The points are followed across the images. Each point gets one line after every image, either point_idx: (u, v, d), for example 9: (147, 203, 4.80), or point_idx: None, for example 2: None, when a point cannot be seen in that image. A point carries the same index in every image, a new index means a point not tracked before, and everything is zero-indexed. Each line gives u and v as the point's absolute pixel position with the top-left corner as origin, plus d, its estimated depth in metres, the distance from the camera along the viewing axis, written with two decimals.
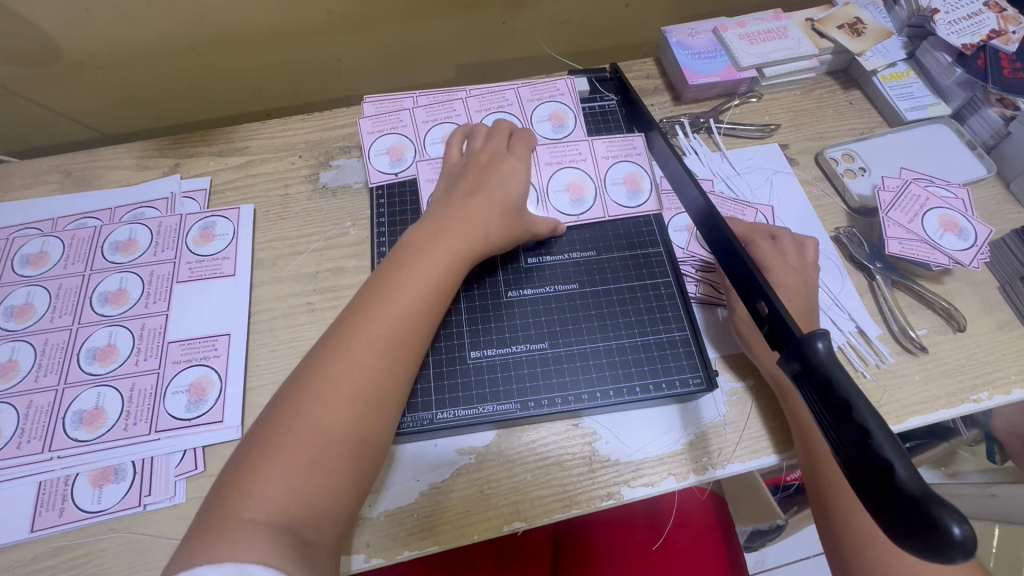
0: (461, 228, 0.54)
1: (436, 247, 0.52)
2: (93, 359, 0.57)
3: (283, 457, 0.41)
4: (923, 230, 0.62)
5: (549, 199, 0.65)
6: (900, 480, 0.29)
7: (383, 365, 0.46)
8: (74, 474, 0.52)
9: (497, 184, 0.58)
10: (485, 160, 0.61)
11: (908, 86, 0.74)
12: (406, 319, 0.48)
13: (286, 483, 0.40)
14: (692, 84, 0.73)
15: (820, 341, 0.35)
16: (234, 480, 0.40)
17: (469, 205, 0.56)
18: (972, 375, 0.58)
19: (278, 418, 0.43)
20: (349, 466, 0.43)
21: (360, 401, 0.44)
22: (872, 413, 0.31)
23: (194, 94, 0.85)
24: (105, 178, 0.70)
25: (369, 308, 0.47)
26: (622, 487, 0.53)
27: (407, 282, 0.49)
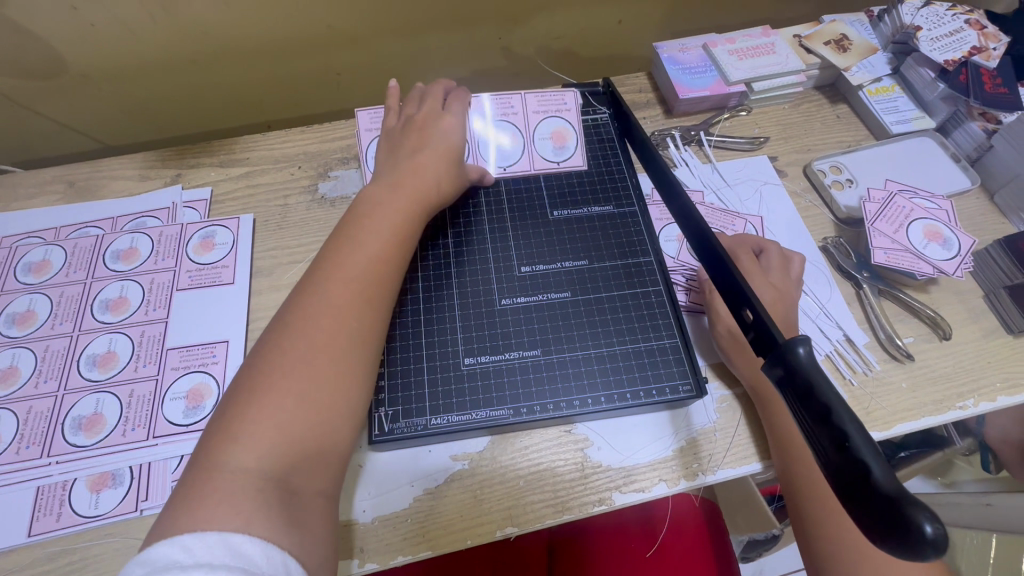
0: (417, 179, 0.57)
1: (395, 196, 0.55)
2: (93, 366, 0.58)
3: (266, 395, 0.41)
4: (907, 240, 0.63)
5: (480, 151, 0.69)
6: (875, 481, 0.29)
7: (353, 296, 0.47)
8: (72, 479, 0.53)
9: (440, 139, 0.61)
10: (422, 119, 0.62)
11: (894, 100, 0.76)
12: (370, 256, 0.50)
13: (276, 420, 0.41)
14: (683, 98, 0.75)
15: (801, 346, 0.36)
16: (222, 426, 0.40)
17: (418, 160, 0.58)
18: (959, 382, 0.59)
19: (259, 362, 0.43)
20: (335, 393, 0.43)
21: (336, 332, 0.45)
22: (850, 416, 0.32)
23: (196, 106, 0.86)
24: (108, 188, 0.71)
25: (333, 253, 0.50)
26: (614, 493, 0.53)
27: (369, 227, 0.52)
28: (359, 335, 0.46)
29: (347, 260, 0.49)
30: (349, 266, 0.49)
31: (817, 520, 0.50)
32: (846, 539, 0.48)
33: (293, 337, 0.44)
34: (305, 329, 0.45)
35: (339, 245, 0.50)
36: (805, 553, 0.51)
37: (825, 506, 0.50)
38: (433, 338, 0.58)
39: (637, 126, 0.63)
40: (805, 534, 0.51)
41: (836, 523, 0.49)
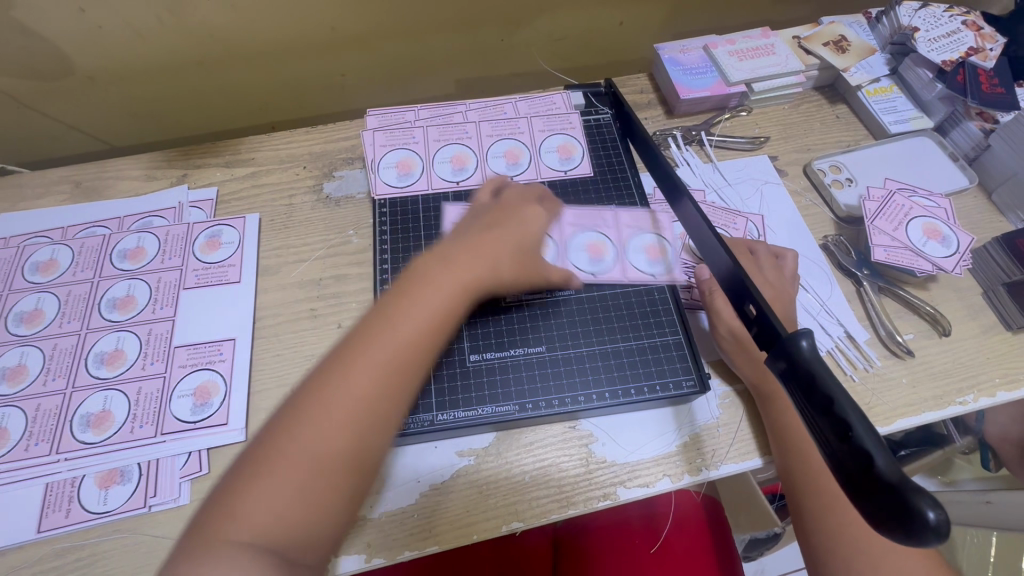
0: (477, 256, 0.51)
1: (448, 269, 0.49)
2: (101, 364, 0.59)
3: (270, 481, 0.39)
4: (907, 238, 0.64)
5: (569, 254, 0.64)
6: (878, 469, 0.30)
7: (384, 392, 0.42)
8: (81, 475, 0.53)
9: (517, 226, 0.56)
10: (506, 205, 0.58)
11: (893, 100, 0.77)
12: (413, 345, 0.44)
13: (274, 508, 0.38)
14: (684, 98, 0.75)
15: (805, 339, 0.36)
16: (224, 499, 0.38)
17: (485, 238, 0.53)
18: (958, 378, 0.59)
19: (272, 437, 0.40)
20: (339, 489, 0.40)
21: (354, 428, 0.41)
22: (853, 406, 0.32)
23: (201, 108, 0.87)
24: (114, 189, 0.72)
25: (373, 329, 0.44)
26: (618, 488, 0.54)
27: (417, 309, 0.46)
28: (377, 435, 0.42)
29: (383, 347, 0.43)
30: (386, 355, 0.43)
31: (817, 512, 0.50)
32: (845, 532, 0.49)
33: (310, 423, 0.40)
34: (326, 419, 0.41)
35: (381, 322, 0.45)
36: (803, 546, 0.52)
37: (825, 498, 0.51)
38: None
39: (640, 126, 0.64)
40: (805, 530, 0.51)
41: (836, 516, 0.50)
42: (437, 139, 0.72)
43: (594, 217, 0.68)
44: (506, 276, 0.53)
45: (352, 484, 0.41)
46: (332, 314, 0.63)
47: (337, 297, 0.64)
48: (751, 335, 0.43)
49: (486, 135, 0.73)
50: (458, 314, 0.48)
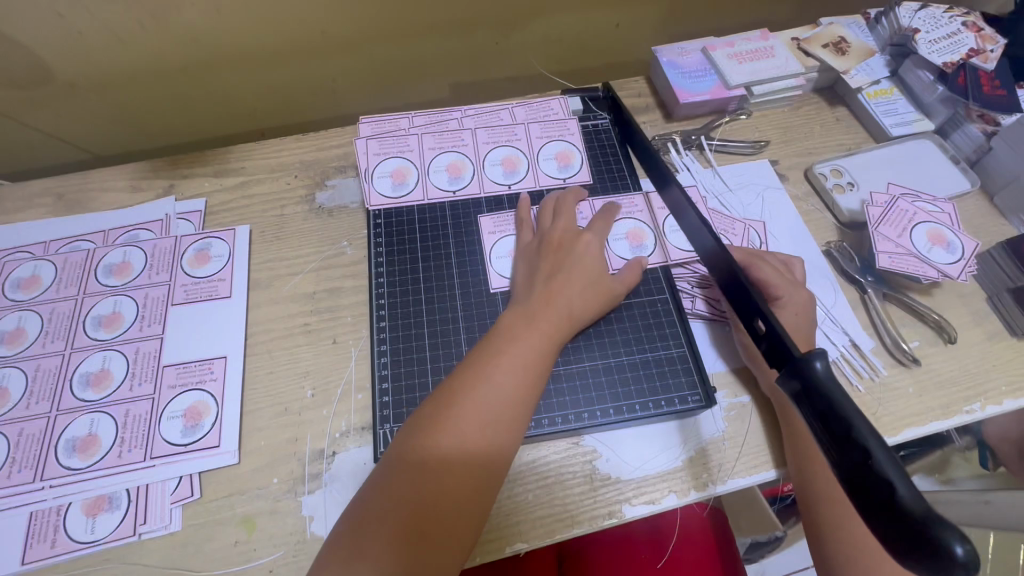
0: (553, 308, 0.55)
1: (529, 323, 0.53)
2: (87, 385, 0.56)
3: (386, 527, 0.43)
4: (912, 244, 0.63)
5: (616, 249, 0.65)
6: (902, 501, 0.29)
7: (487, 441, 0.47)
8: (66, 503, 0.51)
9: (576, 263, 0.58)
10: (559, 238, 0.61)
11: (893, 102, 0.76)
12: (511, 396, 0.49)
13: (389, 548, 0.42)
14: (683, 102, 0.74)
15: (818, 360, 0.35)
16: (341, 544, 0.43)
17: (553, 288, 0.56)
18: (965, 386, 0.59)
19: (383, 487, 0.45)
20: (446, 538, 0.43)
21: (462, 474, 0.45)
22: (871, 432, 0.31)
23: (189, 114, 0.85)
24: (99, 201, 0.70)
25: (469, 384, 0.49)
26: (624, 505, 0.53)
27: (506, 363, 0.50)
28: (483, 479, 0.46)
29: (479, 400, 0.48)
30: (487, 406, 0.48)
31: (832, 523, 0.48)
32: (866, 545, 0.47)
33: (420, 473, 0.45)
34: (437, 470, 0.45)
35: (474, 377, 0.49)
36: (819, 560, 0.49)
37: (840, 510, 0.49)
38: (438, 351, 0.58)
39: (640, 132, 0.62)
40: (818, 540, 0.49)
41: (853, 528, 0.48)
42: (431, 147, 0.70)
43: (623, 200, 0.68)
44: (581, 318, 0.56)
45: (465, 528, 0.44)
46: (326, 329, 0.61)
47: (331, 311, 0.62)
48: (761, 352, 0.41)
49: (483, 142, 0.71)
50: (544, 364, 0.52)
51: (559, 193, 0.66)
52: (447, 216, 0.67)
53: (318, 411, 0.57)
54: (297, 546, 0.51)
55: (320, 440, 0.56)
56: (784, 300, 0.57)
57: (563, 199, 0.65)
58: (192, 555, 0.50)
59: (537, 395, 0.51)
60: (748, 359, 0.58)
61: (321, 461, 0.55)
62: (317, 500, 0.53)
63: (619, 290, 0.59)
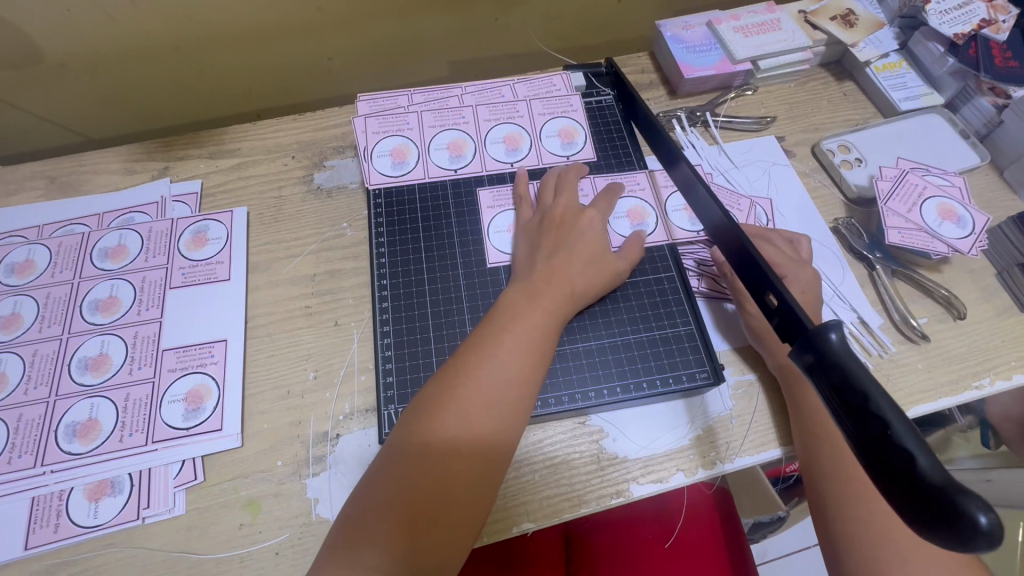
0: (555, 286, 0.54)
1: (532, 302, 0.52)
2: (85, 370, 0.56)
3: (393, 511, 0.42)
4: (921, 219, 0.62)
5: (618, 229, 0.63)
6: (922, 471, 0.28)
7: (491, 420, 0.46)
8: (68, 488, 0.51)
9: (579, 240, 0.57)
10: (561, 215, 0.60)
11: (902, 76, 0.75)
12: (515, 376, 0.48)
13: (396, 530, 0.42)
14: (688, 77, 0.72)
15: (834, 332, 0.34)
16: (348, 527, 0.43)
17: (554, 265, 0.55)
18: (974, 362, 0.58)
19: (387, 471, 0.44)
20: (452, 519, 0.43)
21: (467, 455, 0.45)
22: (889, 403, 0.30)
23: (182, 95, 0.83)
24: (92, 183, 0.68)
25: (470, 365, 0.48)
26: (631, 484, 0.52)
27: (509, 343, 0.49)
28: (490, 460, 0.45)
29: (481, 380, 0.47)
30: (490, 387, 0.47)
31: (838, 500, 0.47)
32: (871, 522, 0.45)
33: (424, 455, 0.44)
34: (442, 451, 0.44)
35: (476, 358, 0.48)
36: (823, 538, 0.48)
37: (846, 487, 0.47)
38: (442, 331, 0.57)
39: (644, 106, 0.61)
40: (823, 519, 0.48)
41: (858, 504, 0.46)
42: (431, 125, 0.69)
43: (626, 178, 0.67)
44: (585, 296, 0.56)
45: (473, 508, 0.44)
46: (327, 312, 0.60)
47: (332, 293, 0.62)
48: (773, 326, 0.41)
49: (484, 120, 0.70)
50: (548, 342, 0.51)
51: (561, 170, 0.65)
52: (448, 195, 0.66)
53: (321, 394, 0.56)
54: (303, 528, 0.50)
55: (323, 423, 0.55)
56: (792, 277, 0.56)
57: (566, 176, 0.63)
58: (197, 537, 0.50)
59: (542, 373, 0.50)
60: (752, 337, 0.57)
61: (325, 443, 0.54)
62: (322, 482, 0.52)
63: (622, 267, 0.58)
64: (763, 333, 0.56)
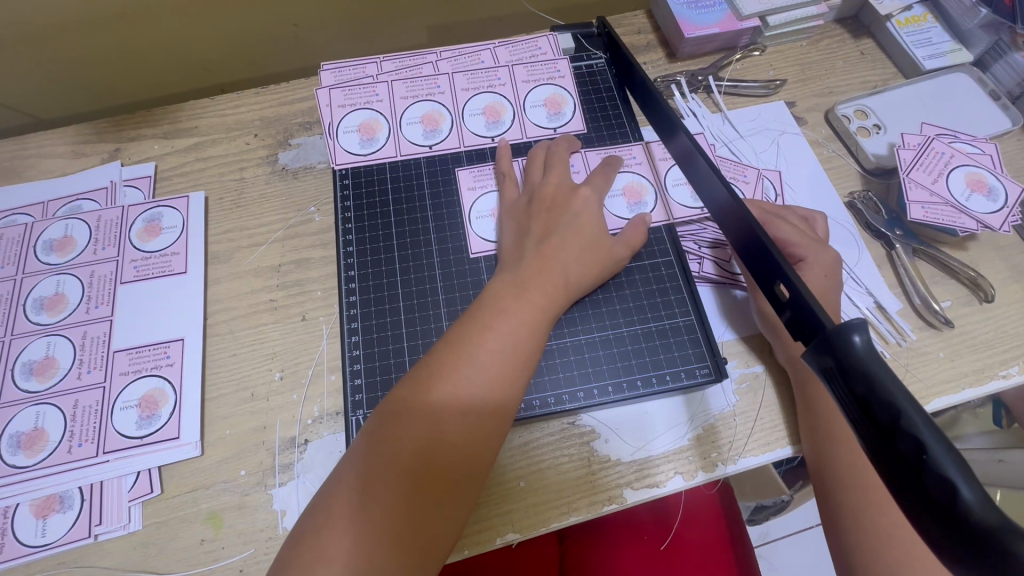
0: (544, 276, 0.48)
1: (515, 293, 0.47)
2: (30, 375, 0.51)
3: (354, 529, 0.37)
4: (947, 191, 0.56)
5: (614, 209, 0.57)
6: (966, 508, 0.23)
7: (469, 428, 0.41)
8: (14, 505, 0.47)
9: (570, 222, 0.52)
10: (553, 195, 0.54)
11: (926, 31, 0.67)
12: (496, 378, 0.43)
13: (355, 546, 0.36)
14: (688, 37, 0.65)
15: (857, 334, 0.28)
16: (301, 540, 0.37)
17: (540, 253, 0.50)
18: (1002, 349, 0.53)
19: (349, 483, 0.39)
20: (421, 534, 0.38)
21: (441, 467, 0.40)
22: (924, 421, 0.25)
23: (135, 66, 0.76)
24: (37, 168, 0.62)
25: (446, 366, 0.43)
26: (626, 490, 0.48)
27: (491, 341, 0.44)
28: (466, 472, 0.41)
29: (460, 380, 0.42)
30: (468, 391, 0.42)
31: (855, 510, 0.43)
32: (893, 536, 0.41)
33: (392, 464, 0.39)
34: (412, 461, 0.39)
35: (453, 357, 0.43)
36: (835, 550, 0.44)
37: (864, 496, 0.43)
38: (415, 327, 0.53)
39: (640, 69, 0.54)
40: (835, 530, 0.44)
41: (878, 515, 0.42)
42: (403, 95, 0.62)
43: (621, 150, 0.61)
44: (577, 286, 0.50)
45: (446, 525, 0.39)
46: (293, 306, 0.55)
47: (300, 284, 0.56)
48: (784, 322, 0.35)
49: (462, 89, 0.63)
50: (535, 338, 0.46)
51: (548, 144, 0.59)
52: (423, 174, 0.60)
53: (287, 396, 0.52)
54: (268, 543, 0.46)
55: (290, 428, 0.50)
56: (809, 261, 0.51)
57: (553, 151, 0.57)
58: (155, 555, 0.46)
59: (527, 375, 0.45)
60: (765, 327, 0.51)
61: (292, 451, 0.50)
62: (290, 492, 0.48)
63: (617, 252, 0.53)
64: (776, 325, 0.50)
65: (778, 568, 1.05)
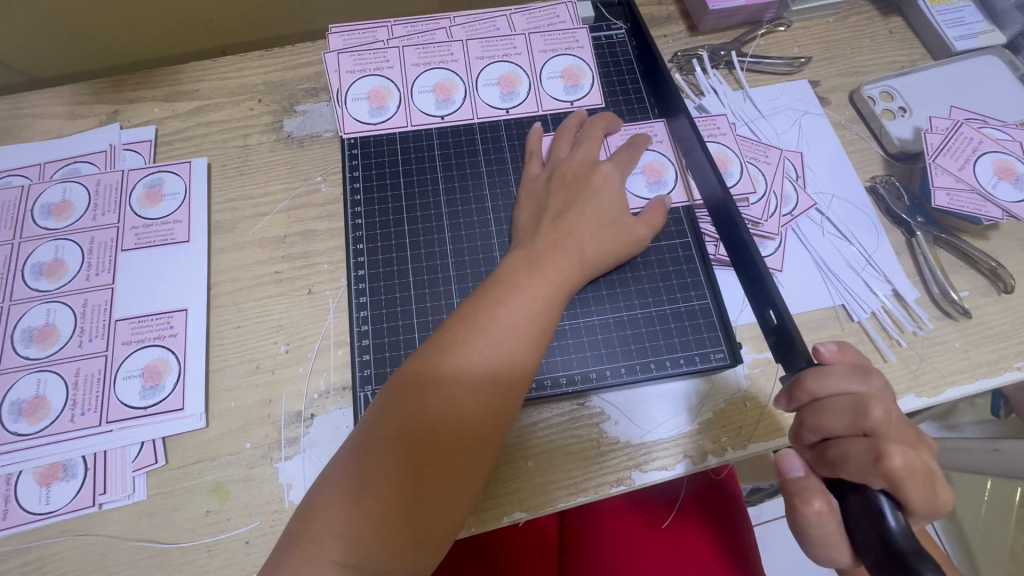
0: (561, 251, 0.47)
1: (531, 273, 0.45)
2: (30, 341, 0.50)
3: (362, 503, 0.37)
4: (974, 178, 0.55)
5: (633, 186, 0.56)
6: (890, 533, 0.34)
7: (479, 407, 0.40)
8: (16, 472, 0.46)
9: (593, 199, 0.50)
10: (573, 172, 0.52)
11: (958, 11, 0.65)
12: (507, 356, 0.42)
13: (362, 521, 0.36)
14: (712, 9, 0.63)
15: None
16: (308, 515, 0.37)
17: (560, 229, 0.48)
18: (1017, 342, 0.52)
19: (356, 456, 0.38)
20: (431, 509, 0.38)
21: (449, 442, 0.39)
22: None
23: (136, 23, 0.73)
24: (32, 129, 0.60)
25: (458, 341, 0.42)
26: (634, 473, 0.48)
27: (503, 318, 0.43)
28: (479, 448, 0.40)
29: (471, 357, 0.41)
30: (478, 367, 0.41)
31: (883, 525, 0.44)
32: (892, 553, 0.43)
33: (398, 439, 0.38)
34: (421, 437, 0.39)
35: (465, 332, 0.42)
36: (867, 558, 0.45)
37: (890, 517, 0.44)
38: (425, 304, 0.52)
39: None
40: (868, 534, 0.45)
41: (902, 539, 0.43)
42: (415, 62, 0.60)
43: (643, 128, 0.59)
44: (595, 263, 0.49)
45: (450, 503, 0.39)
46: (301, 278, 0.54)
47: (305, 257, 0.55)
48: None
49: (476, 58, 0.61)
50: (551, 315, 0.45)
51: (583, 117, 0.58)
52: (434, 145, 0.58)
53: (294, 369, 0.51)
54: (275, 516, 0.46)
55: (296, 402, 0.50)
56: None
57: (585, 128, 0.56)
58: (160, 525, 0.46)
59: (539, 354, 0.43)
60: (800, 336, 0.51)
61: (299, 425, 0.49)
62: (295, 467, 0.48)
63: (641, 232, 0.51)
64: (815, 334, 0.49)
65: (770, 548, 1.07)
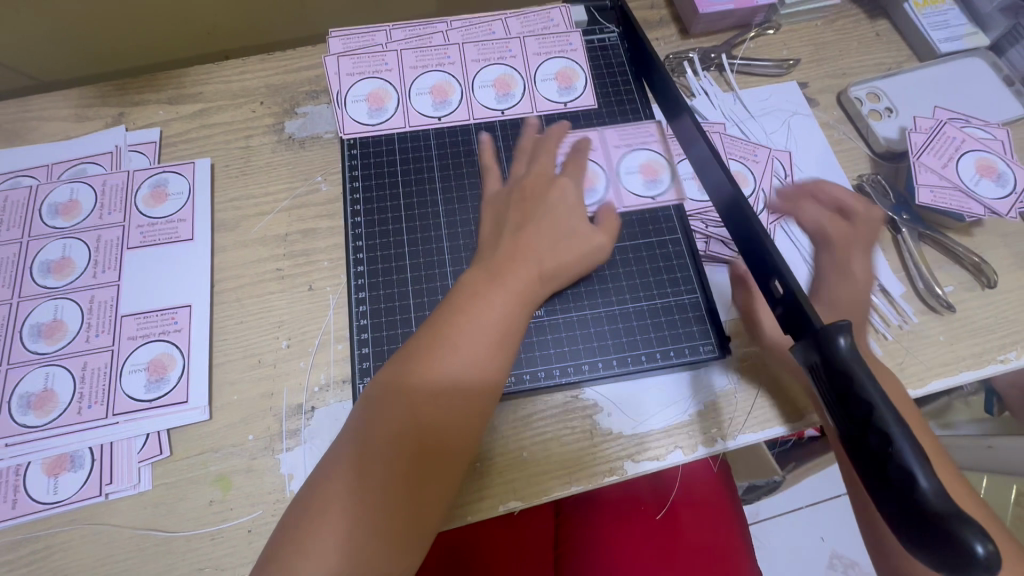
0: (519, 262, 0.48)
1: (495, 283, 0.47)
2: (38, 337, 0.51)
3: (343, 513, 0.37)
4: (957, 175, 0.56)
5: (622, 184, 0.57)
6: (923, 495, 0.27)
7: (453, 411, 0.42)
8: (25, 463, 0.48)
9: (549, 213, 0.52)
10: (531, 185, 0.54)
11: (943, 13, 0.66)
12: (474, 362, 0.43)
13: (344, 532, 0.37)
14: (703, 13, 0.64)
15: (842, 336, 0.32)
16: (292, 534, 0.37)
17: (520, 240, 0.50)
18: (1001, 335, 0.53)
19: (332, 471, 0.39)
20: (412, 512, 0.39)
21: (423, 447, 0.40)
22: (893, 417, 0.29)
23: (141, 27, 0.74)
24: (40, 131, 0.61)
25: (424, 353, 0.43)
26: (627, 462, 0.49)
27: (469, 326, 0.44)
28: (453, 449, 0.42)
29: (438, 366, 0.43)
30: (446, 375, 0.42)
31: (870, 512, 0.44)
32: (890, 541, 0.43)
33: (373, 449, 0.40)
34: (394, 444, 0.40)
35: (431, 344, 0.43)
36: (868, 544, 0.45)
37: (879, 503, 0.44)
38: (422, 298, 0.53)
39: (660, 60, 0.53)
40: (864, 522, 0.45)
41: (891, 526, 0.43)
42: (413, 65, 0.62)
43: (634, 129, 0.60)
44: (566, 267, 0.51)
45: (430, 504, 0.40)
46: (302, 275, 0.55)
47: (306, 254, 0.56)
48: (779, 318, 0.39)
49: (472, 61, 0.62)
50: (518, 320, 0.46)
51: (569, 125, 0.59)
52: (430, 146, 0.60)
53: (295, 363, 0.52)
54: (276, 505, 0.47)
55: (297, 395, 0.51)
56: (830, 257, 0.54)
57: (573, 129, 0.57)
58: (165, 514, 0.47)
59: (509, 356, 0.45)
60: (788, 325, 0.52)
61: (300, 417, 0.50)
62: (296, 458, 0.49)
63: (601, 241, 0.52)
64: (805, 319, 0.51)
65: (766, 544, 1.08)
